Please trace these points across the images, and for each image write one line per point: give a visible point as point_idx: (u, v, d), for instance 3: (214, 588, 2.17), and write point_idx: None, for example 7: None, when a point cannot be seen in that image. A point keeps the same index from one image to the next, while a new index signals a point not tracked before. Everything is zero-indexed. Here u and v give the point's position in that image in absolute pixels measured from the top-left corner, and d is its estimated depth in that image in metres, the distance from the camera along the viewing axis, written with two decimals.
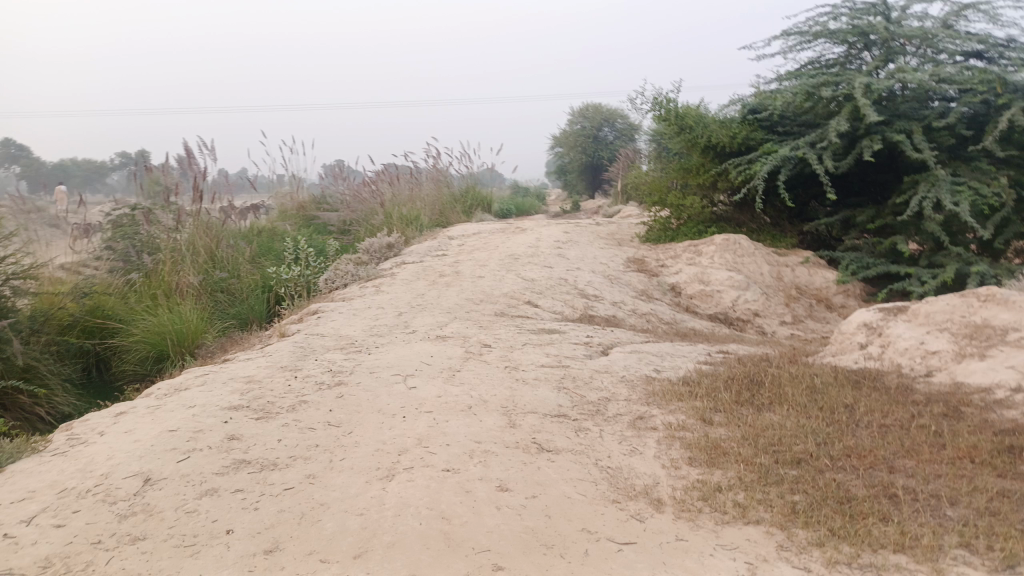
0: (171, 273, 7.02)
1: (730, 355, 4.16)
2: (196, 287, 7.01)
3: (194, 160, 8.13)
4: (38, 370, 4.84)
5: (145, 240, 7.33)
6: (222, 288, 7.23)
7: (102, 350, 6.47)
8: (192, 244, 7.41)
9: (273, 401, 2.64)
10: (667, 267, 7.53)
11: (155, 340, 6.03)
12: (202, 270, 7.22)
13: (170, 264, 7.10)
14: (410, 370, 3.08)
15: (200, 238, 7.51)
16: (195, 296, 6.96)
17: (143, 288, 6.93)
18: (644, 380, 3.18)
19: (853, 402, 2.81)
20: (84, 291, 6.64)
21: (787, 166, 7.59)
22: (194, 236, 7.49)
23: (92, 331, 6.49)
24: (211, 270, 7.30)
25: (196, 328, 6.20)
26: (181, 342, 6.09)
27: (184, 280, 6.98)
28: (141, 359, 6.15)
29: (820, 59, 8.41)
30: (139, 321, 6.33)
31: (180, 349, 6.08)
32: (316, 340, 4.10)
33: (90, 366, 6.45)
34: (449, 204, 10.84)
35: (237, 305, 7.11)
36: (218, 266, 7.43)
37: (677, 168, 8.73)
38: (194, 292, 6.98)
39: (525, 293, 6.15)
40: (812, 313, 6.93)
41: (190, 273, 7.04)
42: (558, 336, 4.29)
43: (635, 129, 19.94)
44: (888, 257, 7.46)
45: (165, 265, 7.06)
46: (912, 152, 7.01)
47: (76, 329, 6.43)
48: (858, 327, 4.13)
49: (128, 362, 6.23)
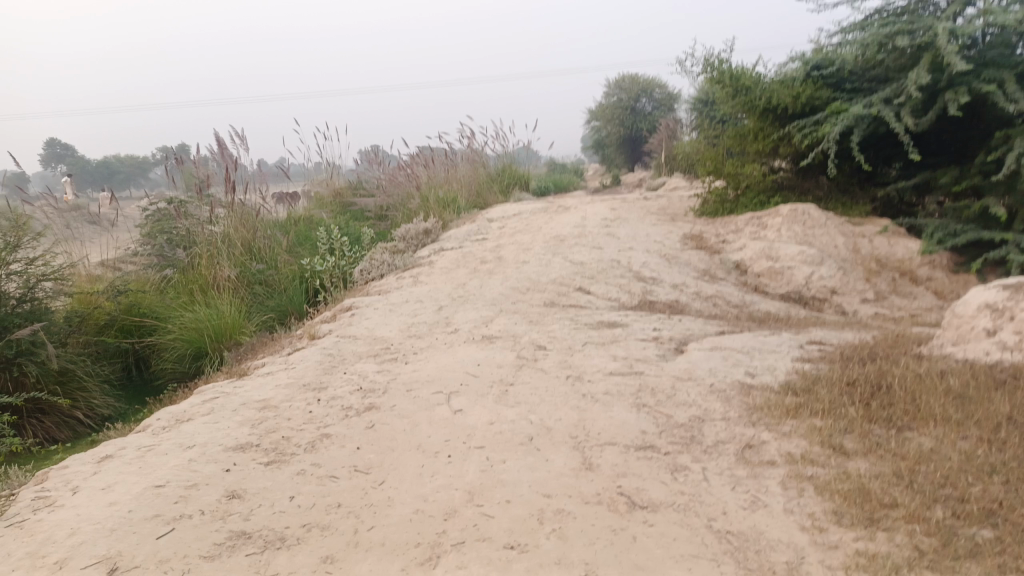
0: (209, 267, 6.68)
1: (826, 348, 3.55)
2: (233, 280, 6.64)
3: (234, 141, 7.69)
4: (75, 373, 4.36)
5: (181, 235, 7.06)
6: (259, 280, 6.81)
7: (141, 348, 6.11)
8: (228, 237, 7.11)
9: (289, 436, 2.14)
10: (730, 243, 6.87)
11: (192, 337, 5.64)
12: (238, 264, 6.86)
13: (207, 259, 6.77)
14: (454, 386, 2.56)
15: (236, 231, 7.20)
16: (232, 289, 6.58)
17: (180, 285, 6.61)
18: (738, 389, 2.61)
19: (1020, 415, 2.22)
20: (120, 288, 6.32)
21: (860, 126, 6.84)
22: (230, 230, 7.17)
23: (129, 329, 6.13)
24: (247, 263, 6.94)
25: (234, 324, 5.75)
26: (219, 338, 5.67)
27: (220, 274, 6.61)
28: (179, 358, 5.76)
29: (887, 7, 7.62)
30: (177, 317, 5.94)
31: (218, 345, 5.66)
32: (346, 345, 3.61)
33: (130, 364, 6.13)
34: (486, 184, 10.30)
35: (276, 297, 6.56)
36: (256, 258, 7.09)
37: (733, 134, 8.01)
38: (232, 287, 6.60)
39: (576, 278, 5.59)
40: (897, 288, 6.23)
41: (226, 266, 6.69)
42: (621, 331, 3.72)
43: (674, 97, 19.08)
44: (978, 222, 6.68)
45: (202, 260, 6.73)
46: (1006, 103, 6.21)
47: (113, 329, 6.12)
48: (980, 308, 3.49)
49: (167, 360, 5.84)
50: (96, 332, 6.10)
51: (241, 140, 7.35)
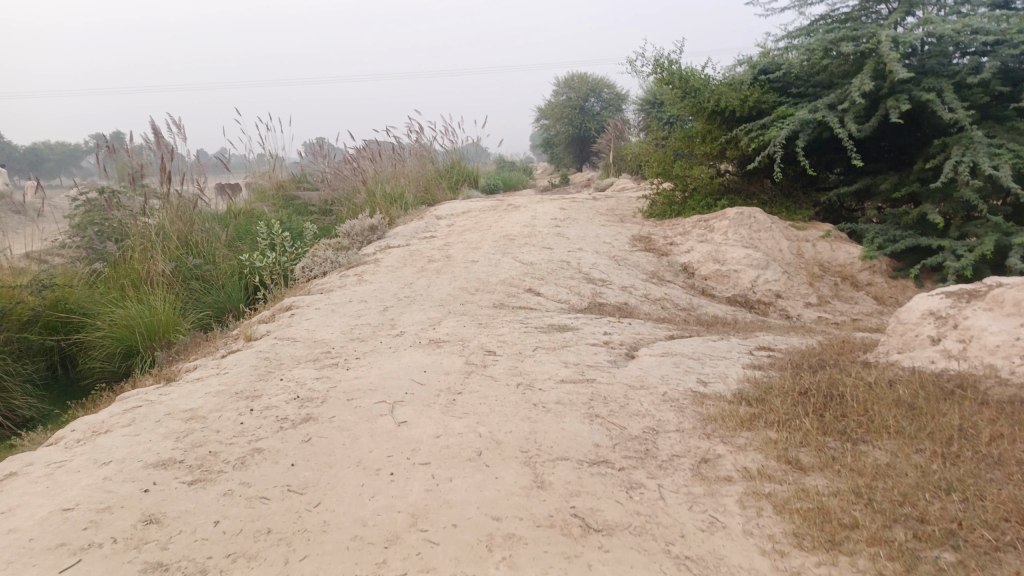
0: (142, 260, 6.30)
1: (775, 354, 3.54)
2: (168, 275, 6.32)
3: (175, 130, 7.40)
4: None
5: (112, 227, 6.61)
6: (196, 276, 6.54)
7: (67, 346, 5.75)
8: (163, 229, 6.77)
9: (216, 451, 1.98)
10: (678, 246, 6.89)
11: (123, 335, 5.36)
12: (173, 257, 6.54)
13: (140, 251, 6.38)
14: (398, 395, 2.43)
15: (171, 223, 6.87)
16: (166, 284, 6.27)
17: (111, 279, 6.23)
18: (691, 398, 2.55)
19: (971, 426, 2.21)
20: (44, 282, 5.82)
21: (805, 131, 6.94)
22: (165, 221, 6.83)
23: (55, 326, 5.79)
24: (182, 257, 6.64)
25: (167, 321, 5.49)
26: (151, 336, 5.39)
27: (155, 268, 6.26)
28: (108, 356, 5.45)
29: (831, 14, 7.76)
30: (107, 314, 5.67)
31: (150, 344, 5.39)
32: (284, 348, 3.44)
33: (55, 363, 5.74)
34: (434, 181, 10.14)
35: (213, 293, 6.35)
36: (192, 252, 6.80)
37: (682, 136, 8.04)
38: (166, 281, 6.29)
39: (525, 279, 5.50)
40: (839, 293, 6.33)
41: (161, 260, 6.34)
42: (571, 335, 3.64)
43: (622, 98, 19.22)
44: (916, 229, 6.86)
45: (134, 253, 6.35)
46: (944, 112, 6.37)
47: (37, 325, 5.69)
48: (924, 315, 3.53)
49: (95, 359, 5.51)
50: (17, 329, 5.62)
51: (179, 128, 7.03)
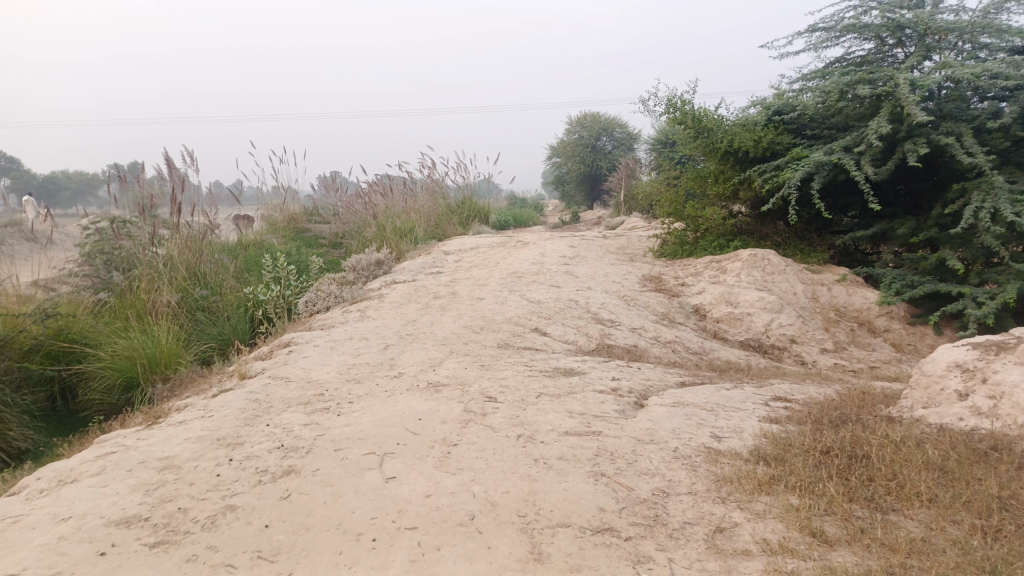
0: (147, 290, 6.21)
1: (793, 405, 3.36)
2: (172, 306, 6.19)
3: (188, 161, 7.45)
4: None
5: (119, 258, 6.58)
6: (201, 307, 6.43)
7: (69, 376, 5.62)
8: (171, 260, 6.68)
9: (187, 508, 1.82)
10: (689, 287, 6.73)
11: (124, 366, 5.23)
12: (179, 288, 6.43)
13: (146, 281, 6.30)
14: (389, 446, 2.27)
15: (180, 254, 6.78)
16: (171, 316, 6.13)
17: (117, 309, 6.07)
18: (703, 455, 2.37)
19: (1012, 494, 2.03)
20: (47, 311, 5.76)
21: (820, 173, 6.81)
22: (173, 252, 6.75)
23: (56, 356, 5.64)
24: (189, 289, 6.52)
25: (169, 352, 5.35)
26: (153, 367, 5.26)
27: (159, 299, 6.14)
28: (107, 389, 5.33)
29: (846, 57, 7.69)
30: (110, 343, 5.54)
31: (151, 375, 5.24)
32: (276, 389, 3.28)
33: (55, 394, 5.59)
34: (444, 216, 10.07)
35: (218, 324, 6.24)
36: (200, 283, 6.68)
37: (693, 176, 7.94)
38: (171, 312, 6.15)
39: (532, 318, 5.35)
40: (856, 339, 6.14)
41: (166, 290, 6.23)
42: (577, 380, 3.47)
43: (634, 138, 19.24)
44: (934, 274, 6.68)
45: (140, 283, 6.25)
46: (963, 156, 6.24)
47: (39, 355, 5.56)
48: (949, 367, 3.35)
49: (95, 391, 5.38)
50: (18, 357, 5.49)
51: (191, 160, 6.98)
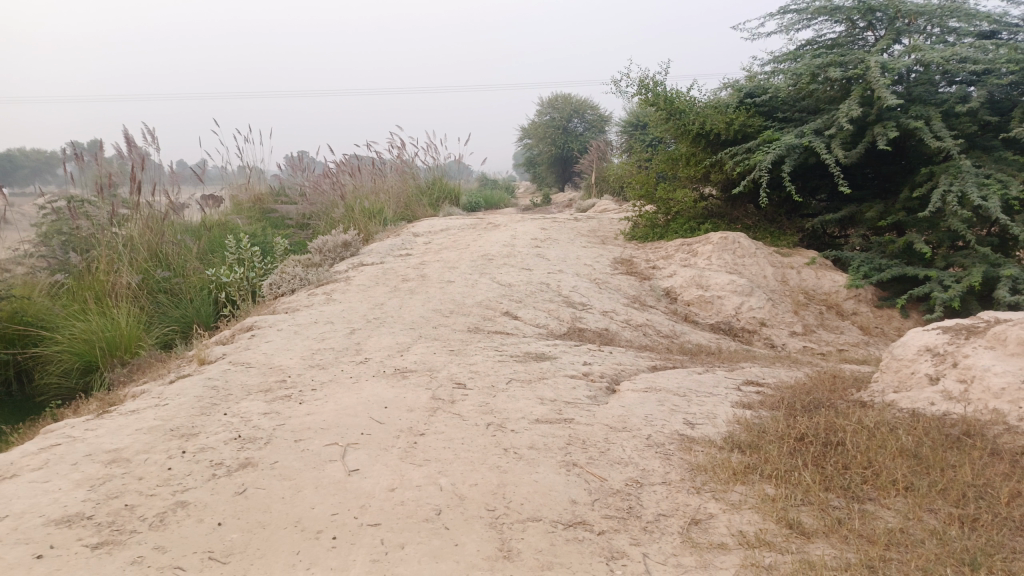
0: (107, 272, 5.94)
1: (765, 390, 3.33)
2: (132, 288, 5.96)
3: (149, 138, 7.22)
4: None
5: (77, 239, 6.31)
6: (163, 289, 6.22)
7: (24, 359, 5.51)
8: (132, 240, 6.40)
9: (134, 505, 1.72)
10: (660, 270, 6.70)
11: (82, 349, 5.04)
12: (140, 270, 6.23)
13: (106, 263, 6.02)
14: (353, 436, 2.18)
15: (142, 234, 6.52)
16: (130, 298, 5.90)
17: (73, 291, 5.91)
18: (677, 443, 2.32)
19: (988, 481, 2.00)
20: (1, 294, 5.63)
21: (791, 156, 6.80)
22: (136, 232, 6.48)
23: (11, 339, 5.54)
24: (151, 270, 6.30)
25: (131, 335, 5.15)
26: (113, 351, 5.06)
27: (119, 281, 5.90)
28: (65, 372, 5.16)
29: (817, 40, 7.68)
30: (68, 326, 5.33)
31: (111, 359, 5.05)
32: (236, 375, 3.16)
33: (10, 377, 5.49)
34: (414, 197, 9.91)
35: (181, 307, 6.04)
36: (162, 265, 6.46)
37: (665, 158, 7.89)
38: (132, 295, 5.95)
39: (502, 301, 5.27)
40: (824, 322, 6.17)
41: (127, 272, 5.99)
42: (548, 365, 3.40)
43: (605, 120, 19.17)
44: (901, 258, 6.73)
45: (99, 264, 5.98)
46: (932, 140, 6.26)
47: None
48: (920, 352, 3.34)
49: (52, 375, 5.22)
50: None
51: (151, 137, 6.75)
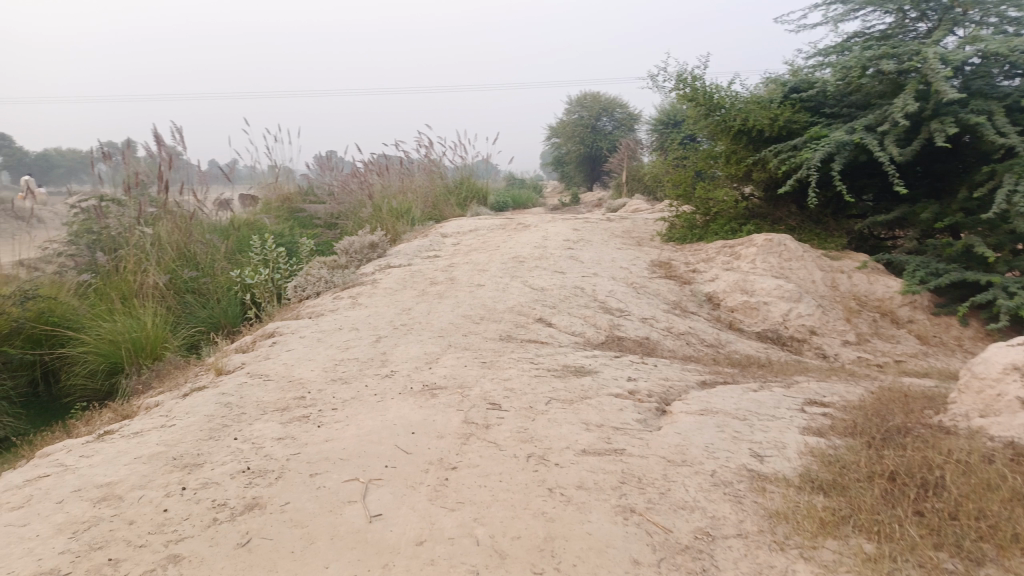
0: (134, 271, 5.81)
1: (832, 413, 3.00)
2: (162, 287, 5.80)
3: (180, 136, 7.14)
4: None
5: (105, 239, 6.19)
6: (190, 289, 6.04)
7: (51, 360, 5.27)
8: (160, 240, 6.25)
9: (121, 559, 1.47)
10: (701, 273, 6.36)
11: (108, 350, 4.84)
12: (168, 269, 6.05)
13: (134, 262, 5.88)
14: (376, 470, 1.92)
15: (170, 233, 6.39)
16: (159, 298, 5.74)
17: (100, 290, 5.72)
18: (746, 482, 2.01)
19: None
20: (28, 293, 5.38)
21: (841, 154, 6.41)
22: (165, 231, 6.38)
23: (38, 340, 5.30)
24: (178, 269, 6.12)
25: (156, 336, 4.95)
26: (138, 352, 4.87)
27: (148, 280, 5.76)
28: (90, 373, 4.97)
29: (866, 32, 7.26)
30: (94, 327, 5.16)
31: (136, 361, 4.85)
32: (252, 391, 2.91)
33: (37, 378, 5.25)
34: (442, 196, 9.67)
35: (209, 307, 5.87)
36: (190, 264, 6.26)
37: (704, 156, 7.53)
38: (159, 295, 5.75)
39: (536, 307, 4.98)
40: (879, 330, 5.78)
41: (154, 271, 5.84)
42: (590, 382, 3.10)
43: (635, 118, 18.78)
44: (960, 262, 6.32)
45: (128, 263, 5.84)
46: (995, 136, 5.84)
47: (19, 339, 5.22)
48: (1006, 370, 2.99)
49: (77, 376, 5.03)
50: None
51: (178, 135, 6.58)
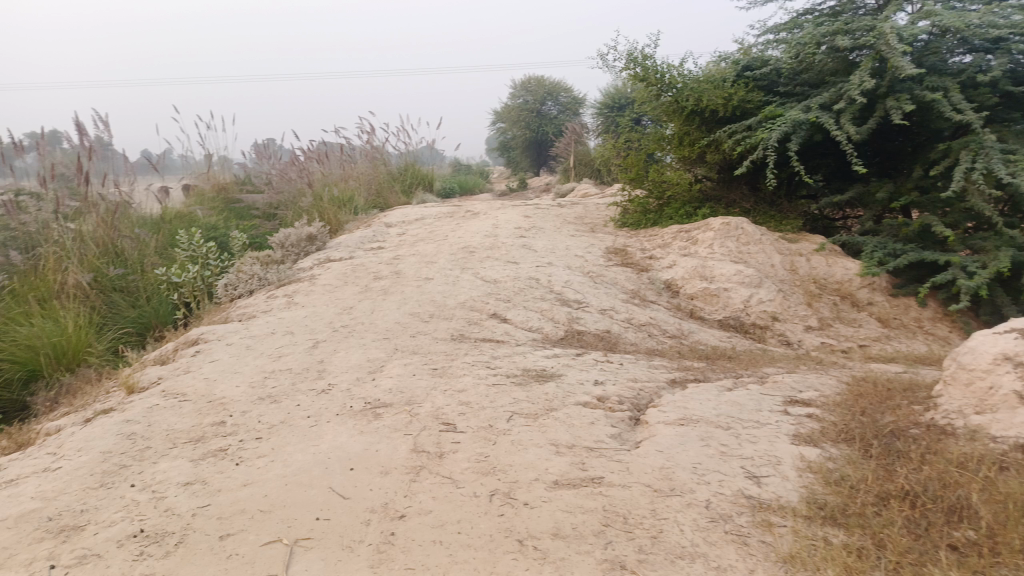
0: (53, 270, 5.21)
1: (819, 415, 2.74)
2: (86, 287, 5.23)
3: (101, 123, 6.52)
4: None
5: (20, 236, 5.57)
6: (117, 288, 5.45)
7: None
8: (82, 235, 5.68)
9: None
10: (658, 260, 6.10)
11: (26, 357, 4.26)
12: (91, 267, 5.43)
13: (54, 260, 5.29)
14: (305, 526, 1.58)
15: (95, 229, 5.78)
16: (80, 298, 5.16)
17: (14, 291, 5.06)
18: (748, 514, 1.73)
19: None
20: None
21: (798, 133, 6.21)
22: (89, 227, 5.77)
23: None
24: (103, 267, 5.51)
25: (78, 339, 4.43)
26: (59, 359, 4.34)
27: (70, 279, 5.17)
28: None
29: (816, 8, 7.07)
30: (6, 331, 4.55)
31: (57, 368, 4.32)
32: (163, 416, 2.49)
33: None
34: (386, 184, 9.22)
35: (139, 307, 5.31)
36: (117, 261, 5.67)
37: (655, 138, 7.24)
38: (82, 295, 5.19)
39: (489, 302, 4.63)
40: (841, 315, 5.61)
41: (76, 269, 5.25)
42: (554, 389, 2.76)
43: (580, 101, 18.51)
44: (916, 242, 6.22)
45: (47, 262, 5.25)
46: (952, 113, 5.70)
47: None
48: (997, 360, 2.76)
49: None
50: None
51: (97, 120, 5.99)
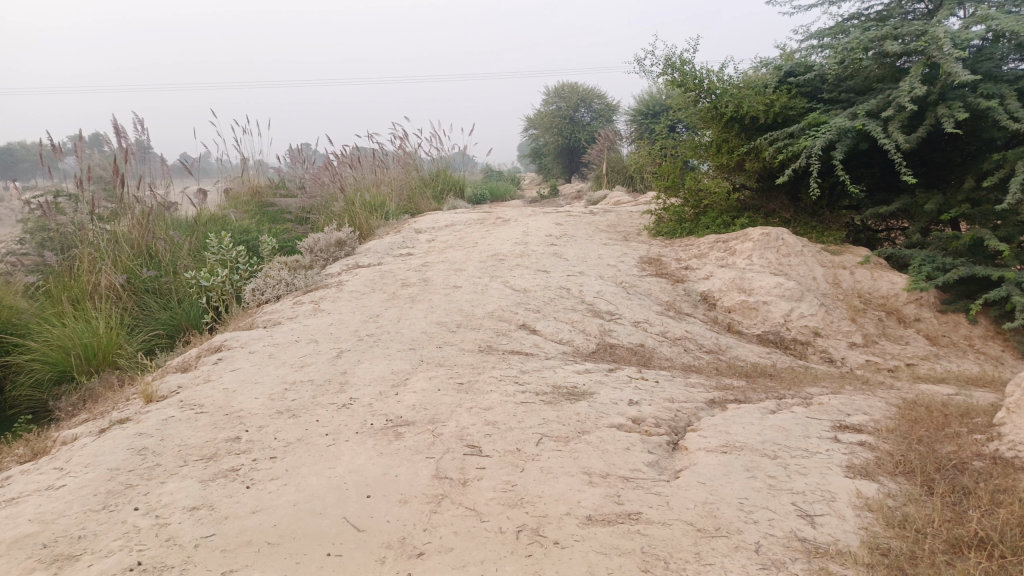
0: (87, 271, 5.18)
1: (872, 443, 2.54)
2: (119, 289, 5.20)
3: (140, 127, 6.53)
4: None
5: (56, 237, 5.57)
6: (150, 289, 5.40)
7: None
8: (117, 236, 5.66)
9: None
10: (694, 270, 5.90)
11: (56, 357, 4.25)
12: (125, 269, 5.40)
13: (88, 261, 5.27)
14: (314, 565, 1.45)
15: (129, 231, 5.75)
16: (113, 300, 5.13)
17: (50, 291, 5.07)
18: (803, 562, 1.56)
19: None
20: None
21: (842, 141, 5.97)
22: (124, 229, 5.74)
23: None
24: (136, 269, 5.47)
25: (109, 341, 4.38)
26: (90, 359, 4.30)
27: (103, 280, 5.15)
28: (38, 383, 4.35)
29: (862, 13, 6.81)
30: (40, 331, 4.54)
31: (88, 370, 4.28)
32: (179, 429, 2.39)
33: None
34: (417, 189, 9.15)
35: (170, 309, 5.25)
36: (150, 263, 5.63)
37: (692, 145, 7.05)
38: (115, 296, 5.17)
39: (518, 312, 4.49)
40: (886, 331, 5.36)
41: (110, 270, 5.23)
42: (586, 409, 2.60)
43: (613, 108, 18.33)
44: (966, 256, 5.93)
45: (81, 263, 5.23)
46: (1008, 121, 5.42)
47: None
48: None
49: (22, 387, 4.37)
50: None
51: (135, 124, 6.05)
